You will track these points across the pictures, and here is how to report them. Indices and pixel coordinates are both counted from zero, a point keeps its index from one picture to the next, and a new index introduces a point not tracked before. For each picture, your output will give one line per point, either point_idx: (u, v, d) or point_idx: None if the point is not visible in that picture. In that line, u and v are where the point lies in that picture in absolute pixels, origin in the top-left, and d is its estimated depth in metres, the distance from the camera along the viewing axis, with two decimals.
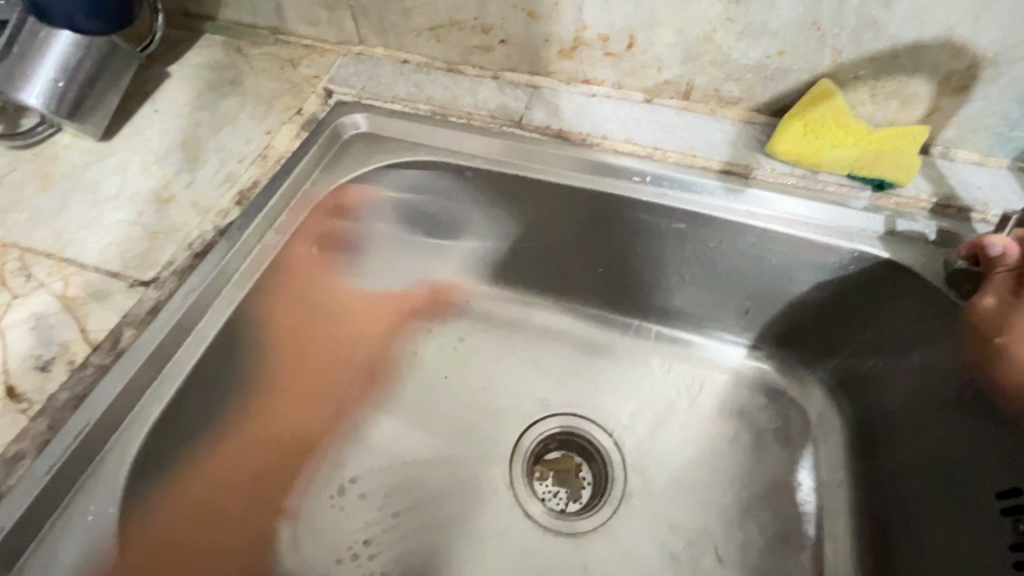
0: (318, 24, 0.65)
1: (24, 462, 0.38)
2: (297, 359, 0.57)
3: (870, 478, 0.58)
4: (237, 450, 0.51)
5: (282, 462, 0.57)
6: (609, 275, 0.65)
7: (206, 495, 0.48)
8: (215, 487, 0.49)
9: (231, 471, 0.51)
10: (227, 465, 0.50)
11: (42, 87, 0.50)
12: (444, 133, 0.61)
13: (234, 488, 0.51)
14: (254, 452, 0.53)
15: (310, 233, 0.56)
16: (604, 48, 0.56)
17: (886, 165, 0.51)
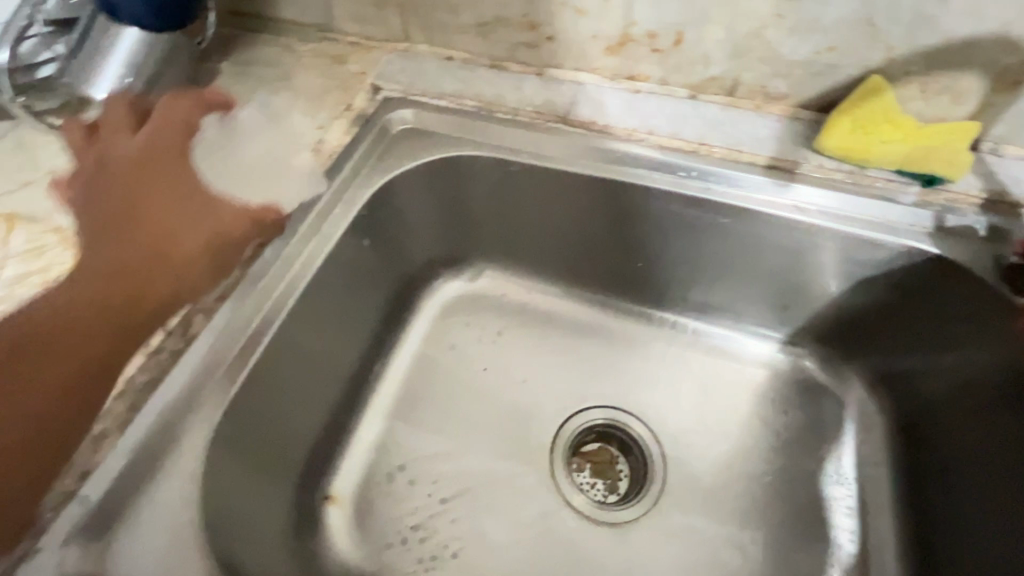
0: (364, 22, 0.66)
1: (108, 440, 0.41)
2: (148, 232, 0.50)
3: (915, 473, 0.58)
4: (33, 351, 0.43)
5: (103, 317, 0.45)
6: (649, 269, 0.66)
7: (52, 327, 0.44)
8: (41, 394, 0.41)
9: (36, 344, 0.43)
10: (77, 303, 0.45)
11: (110, 82, 0.52)
12: (490, 128, 0.62)
13: (72, 332, 0.44)
14: (79, 294, 0.46)
15: (121, 117, 0.53)
16: (651, 45, 0.57)
17: (937, 160, 0.51)
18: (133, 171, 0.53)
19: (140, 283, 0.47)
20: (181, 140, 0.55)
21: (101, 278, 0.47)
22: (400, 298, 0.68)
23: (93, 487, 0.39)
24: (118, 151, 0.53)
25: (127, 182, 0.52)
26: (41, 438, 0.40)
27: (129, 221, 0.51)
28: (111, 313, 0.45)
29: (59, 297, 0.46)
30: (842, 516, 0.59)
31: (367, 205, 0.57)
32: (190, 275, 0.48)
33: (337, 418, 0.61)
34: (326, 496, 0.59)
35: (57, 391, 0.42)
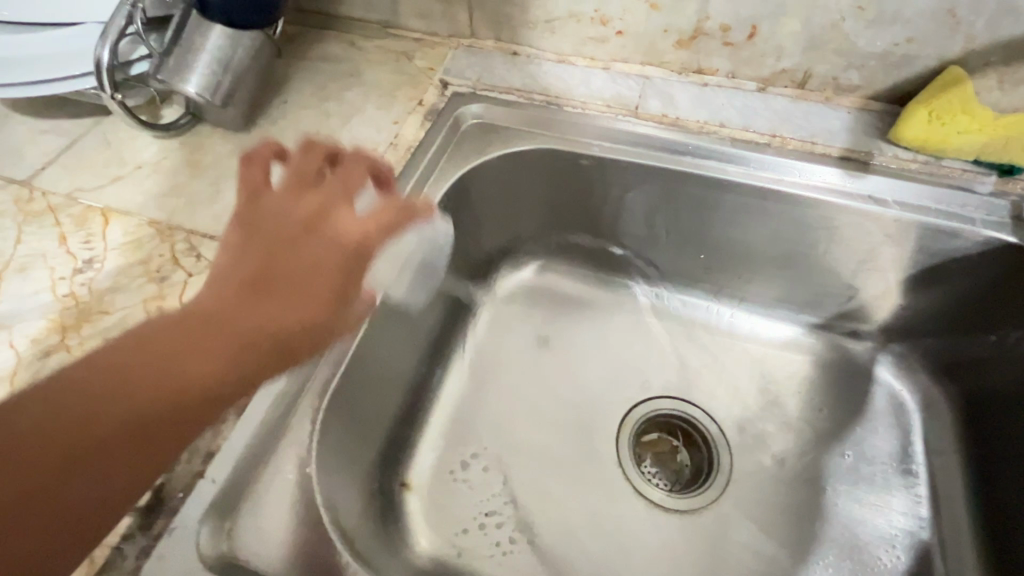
0: (431, 18, 0.67)
1: (227, 424, 0.41)
2: (290, 297, 0.38)
3: (986, 466, 0.58)
4: (197, 354, 0.33)
5: (250, 359, 0.35)
6: (710, 261, 0.67)
7: (240, 346, 0.35)
8: (155, 395, 0.31)
9: (203, 356, 0.33)
10: (226, 348, 0.34)
11: (199, 77, 0.53)
12: (560, 122, 0.63)
13: (238, 371, 0.34)
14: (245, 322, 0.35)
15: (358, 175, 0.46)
16: (724, 38, 0.58)
17: (1015, 150, 0.52)
18: (334, 232, 0.42)
19: (252, 340, 0.35)
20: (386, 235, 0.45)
21: (265, 319, 0.36)
22: (465, 290, 0.69)
23: (218, 468, 0.40)
24: (342, 231, 0.42)
25: (327, 225, 0.42)
26: (75, 462, 0.28)
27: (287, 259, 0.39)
28: (233, 374, 0.34)
29: (246, 320, 0.36)
30: (912, 504, 0.60)
31: (446, 196, 0.59)
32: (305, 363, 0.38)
33: (410, 407, 0.62)
34: (404, 483, 0.60)
35: (164, 411, 0.31)
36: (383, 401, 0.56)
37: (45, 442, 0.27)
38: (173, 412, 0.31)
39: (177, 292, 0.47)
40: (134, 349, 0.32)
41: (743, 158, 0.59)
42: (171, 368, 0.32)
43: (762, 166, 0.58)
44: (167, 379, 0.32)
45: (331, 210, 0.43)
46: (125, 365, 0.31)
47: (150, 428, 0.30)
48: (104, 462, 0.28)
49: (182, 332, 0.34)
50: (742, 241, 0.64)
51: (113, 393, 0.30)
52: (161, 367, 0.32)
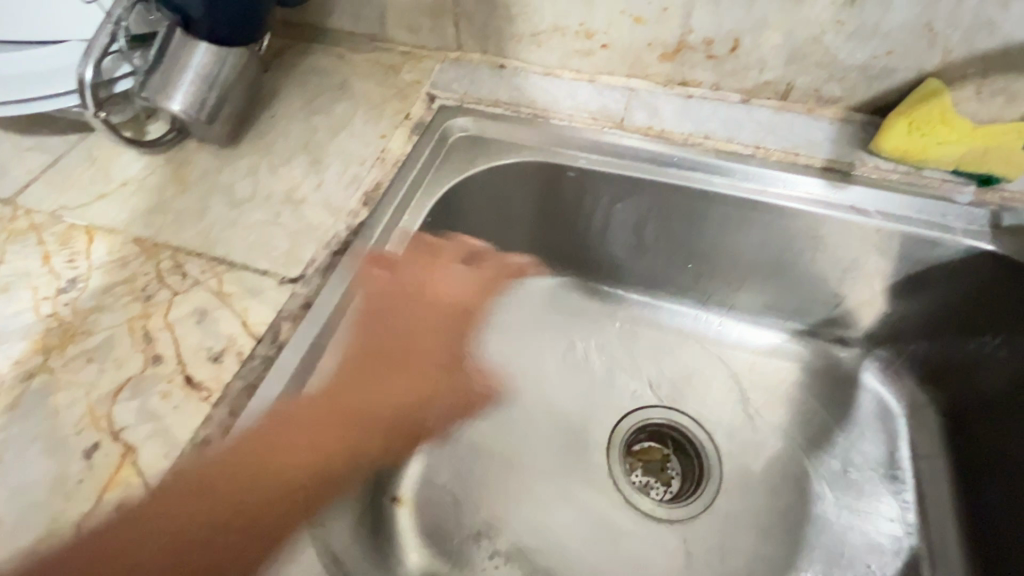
0: (419, 31, 0.67)
1: (211, 445, 0.40)
2: (408, 383, 0.58)
3: (971, 470, 0.59)
4: (268, 443, 0.42)
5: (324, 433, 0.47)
6: (697, 270, 0.67)
7: (299, 482, 0.45)
8: (247, 500, 0.42)
9: (282, 465, 0.44)
10: (294, 448, 0.45)
11: (184, 94, 0.53)
12: (546, 135, 0.63)
13: (296, 490, 0.44)
14: (326, 407, 0.47)
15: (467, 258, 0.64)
16: (707, 51, 0.58)
17: (994, 159, 0.53)
18: (429, 300, 0.60)
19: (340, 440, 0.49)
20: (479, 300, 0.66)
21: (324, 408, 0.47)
22: None
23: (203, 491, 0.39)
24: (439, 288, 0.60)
25: (421, 307, 0.59)
26: (227, 534, 0.41)
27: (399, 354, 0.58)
28: (324, 461, 0.47)
29: (292, 423, 0.44)
30: (899, 509, 0.60)
31: (434, 210, 0.59)
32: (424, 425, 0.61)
33: (401, 421, 0.62)
34: (395, 497, 0.59)
35: (260, 508, 0.42)
36: (374, 417, 0.55)
37: (177, 517, 0.38)
38: (257, 514, 0.42)
39: (163, 311, 0.46)
40: (216, 478, 0.40)
41: (724, 171, 0.59)
42: (258, 471, 0.42)
43: (742, 178, 0.59)
44: (256, 497, 0.42)
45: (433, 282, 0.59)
46: (220, 470, 0.40)
47: (262, 510, 0.42)
48: (258, 528, 0.42)
49: (256, 457, 0.42)
50: (729, 251, 0.64)
51: (206, 501, 0.39)
52: (260, 458, 0.42)
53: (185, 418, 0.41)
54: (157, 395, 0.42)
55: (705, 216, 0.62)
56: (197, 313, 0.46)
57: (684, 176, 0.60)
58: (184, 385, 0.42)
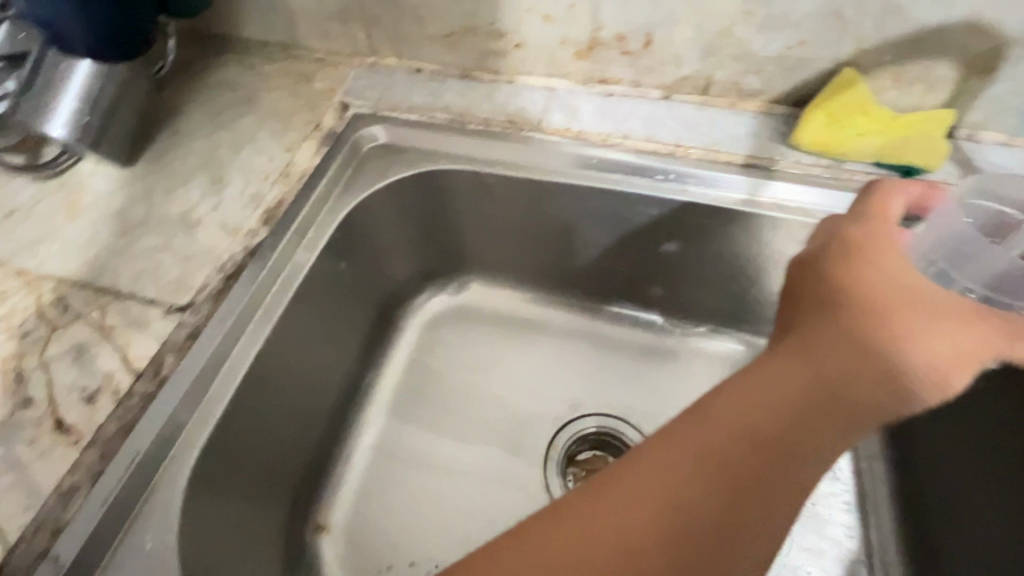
0: (330, 37, 0.64)
1: (79, 494, 0.39)
2: (868, 358, 0.35)
3: (912, 476, 0.56)
4: (667, 459, 0.35)
5: (802, 410, 0.35)
6: (680, 252, 0.61)
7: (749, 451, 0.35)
8: (671, 495, 0.34)
9: (717, 442, 0.35)
10: (764, 413, 0.36)
11: (64, 117, 0.50)
12: (462, 142, 0.60)
13: (754, 456, 0.35)
14: (800, 392, 0.35)
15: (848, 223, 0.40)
16: (621, 47, 0.56)
17: (914, 150, 0.51)
18: (833, 286, 0.38)
19: (829, 379, 0.35)
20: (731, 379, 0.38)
21: (775, 394, 0.36)
22: (382, 317, 0.66)
23: (63, 546, 0.37)
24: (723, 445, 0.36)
25: (817, 283, 0.38)
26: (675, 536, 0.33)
27: (828, 308, 0.37)
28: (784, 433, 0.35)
29: (711, 415, 0.36)
30: (839, 512, 0.58)
31: (342, 226, 0.56)
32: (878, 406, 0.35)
33: (325, 446, 0.60)
34: (318, 525, 0.58)
35: (724, 494, 0.34)
36: (286, 446, 0.53)
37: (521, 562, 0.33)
38: (756, 470, 0.35)
39: (39, 348, 0.44)
40: (585, 491, 0.36)
41: (648, 170, 0.57)
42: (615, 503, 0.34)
43: (665, 177, 0.57)
44: (672, 488, 0.34)
45: (866, 226, 0.40)
46: (577, 508, 0.35)
47: (742, 482, 0.34)
48: (740, 530, 0.34)
49: None
50: (658, 252, 0.62)
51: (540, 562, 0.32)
52: (629, 489, 0.35)
53: (51, 466, 0.39)
54: (23, 442, 0.40)
55: (631, 218, 0.59)
56: (75, 350, 0.44)
57: (606, 177, 0.58)
58: (54, 429, 0.40)
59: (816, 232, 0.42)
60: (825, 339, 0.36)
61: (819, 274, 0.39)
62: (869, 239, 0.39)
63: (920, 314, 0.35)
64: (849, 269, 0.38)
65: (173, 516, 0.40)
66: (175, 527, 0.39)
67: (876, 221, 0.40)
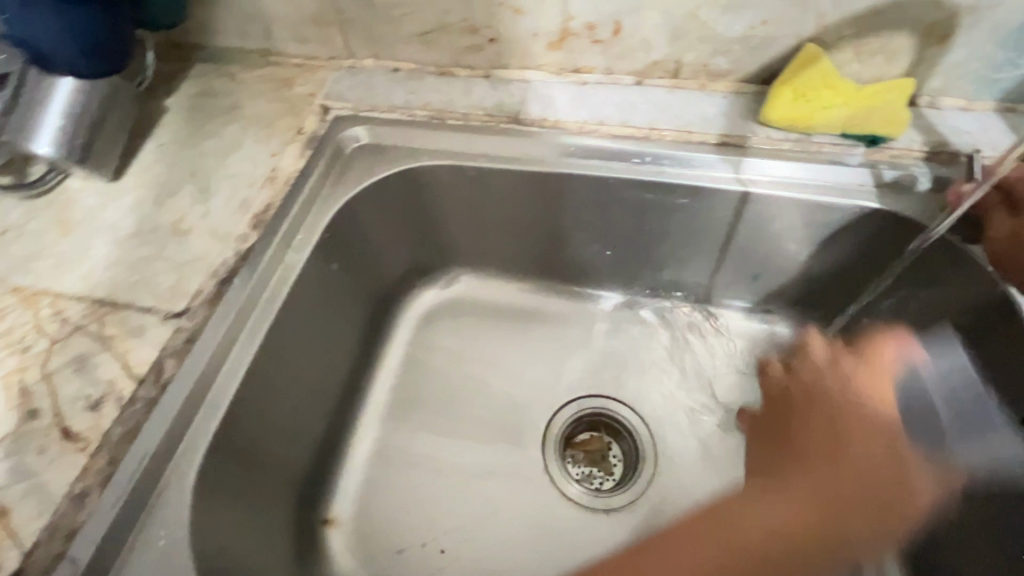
0: (307, 42, 0.65)
1: (91, 498, 0.40)
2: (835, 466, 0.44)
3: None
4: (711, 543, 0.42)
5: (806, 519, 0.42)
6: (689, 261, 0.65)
7: (755, 544, 0.41)
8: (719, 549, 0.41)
9: (754, 541, 0.41)
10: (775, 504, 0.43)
11: (51, 134, 0.51)
12: (444, 137, 0.62)
13: (773, 547, 0.41)
14: (832, 490, 0.43)
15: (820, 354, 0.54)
16: (593, 36, 0.58)
17: (877, 120, 0.53)
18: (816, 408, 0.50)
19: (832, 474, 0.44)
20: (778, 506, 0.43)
21: (810, 499, 0.43)
22: (377, 314, 0.68)
23: (80, 547, 0.39)
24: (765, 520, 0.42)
25: (809, 429, 0.49)
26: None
27: (828, 455, 0.45)
28: (803, 543, 0.41)
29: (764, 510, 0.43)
30: None
31: (330, 227, 0.57)
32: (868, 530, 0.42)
33: (328, 443, 0.61)
34: (326, 519, 0.59)
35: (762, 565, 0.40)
36: (290, 442, 0.54)
37: None
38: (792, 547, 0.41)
39: (40, 363, 0.45)
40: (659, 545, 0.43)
41: (626, 155, 0.59)
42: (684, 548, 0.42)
43: (642, 160, 0.58)
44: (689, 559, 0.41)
45: (830, 372, 0.51)
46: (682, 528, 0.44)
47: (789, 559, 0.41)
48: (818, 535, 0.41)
49: None
50: (639, 233, 0.64)
51: None
52: (667, 548, 0.43)
53: (62, 474, 0.40)
54: (33, 452, 0.41)
55: (613, 201, 0.61)
56: (77, 361, 0.45)
57: (585, 164, 0.59)
58: (61, 437, 0.41)
59: (799, 366, 0.54)
60: (836, 470, 0.44)
61: (814, 402, 0.50)
62: (830, 393, 0.50)
63: (904, 469, 0.44)
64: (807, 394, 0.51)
65: (184, 512, 0.41)
66: (186, 523, 0.41)
67: (870, 367, 0.50)
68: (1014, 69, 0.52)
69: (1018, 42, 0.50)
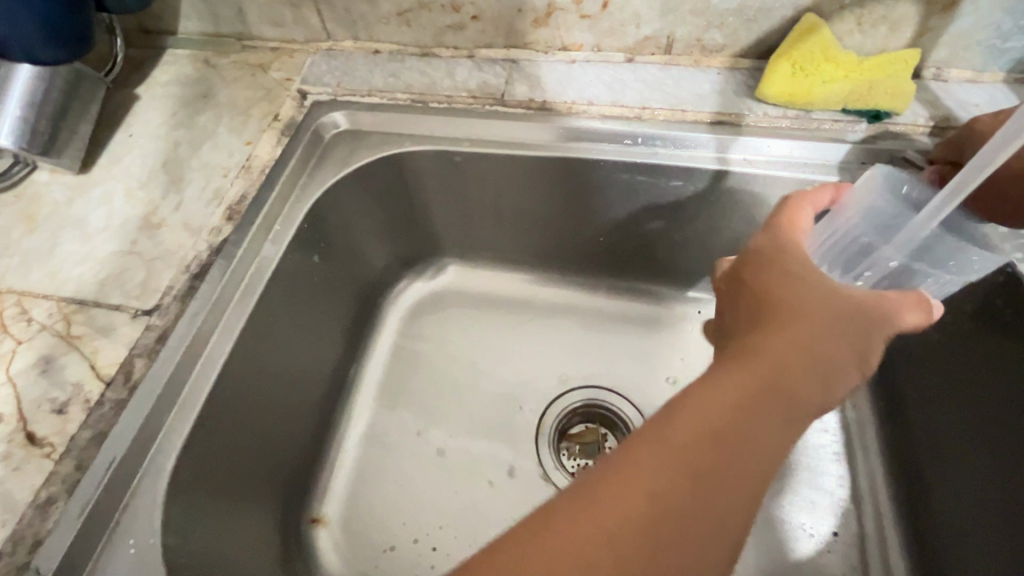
0: (283, 25, 0.62)
1: (57, 505, 0.38)
2: (769, 352, 0.33)
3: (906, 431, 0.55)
4: (648, 457, 0.30)
5: (751, 411, 0.31)
6: (649, 245, 0.64)
7: (703, 434, 0.30)
8: (650, 481, 0.29)
9: (692, 428, 0.30)
10: (711, 404, 0.31)
11: (10, 124, 0.48)
12: (427, 122, 0.59)
13: (718, 438, 0.30)
14: (764, 367, 0.32)
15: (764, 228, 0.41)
16: (579, 11, 0.55)
17: (880, 94, 0.50)
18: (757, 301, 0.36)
19: (772, 365, 0.33)
20: (733, 443, 0.30)
21: (736, 386, 0.32)
22: (364, 306, 0.66)
23: (45, 557, 0.37)
24: (691, 418, 0.31)
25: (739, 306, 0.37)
26: (660, 527, 0.28)
27: (765, 324, 0.35)
28: (745, 414, 0.31)
29: (692, 399, 0.32)
30: (829, 463, 0.58)
31: (309, 217, 0.55)
32: (814, 382, 0.33)
33: (315, 440, 0.59)
34: (314, 518, 0.57)
35: (717, 455, 0.30)
36: (272, 440, 0.52)
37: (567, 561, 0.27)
38: (732, 456, 0.30)
39: (5, 365, 0.43)
40: (572, 489, 0.29)
41: (618, 135, 0.56)
42: (621, 472, 0.29)
43: (632, 141, 0.56)
44: (637, 490, 0.29)
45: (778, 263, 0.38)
46: (607, 462, 0.30)
47: (729, 446, 0.30)
48: (753, 439, 0.31)
49: None
50: (631, 217, 0.61)
51: (590, 542, 0.27)
52: (627, 458, 0.30)
53: (26, 480, 0.39)
54: None
55: (604, 185, 0.58)
56: (42, 363, 0.43)
57: (574, 146, 0.57)
58: (25, 443, 0.40)
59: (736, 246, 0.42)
60: (775, 332, 0.34)
61: (740, 281, 0.38)
62: (763, 264, 0.38)
63: (858, 313, 0.36)
64: (757, 280, 0.37)
65: (156, 518, 0.40)
66: (158, 530, 0.39)
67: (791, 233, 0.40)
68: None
69: None
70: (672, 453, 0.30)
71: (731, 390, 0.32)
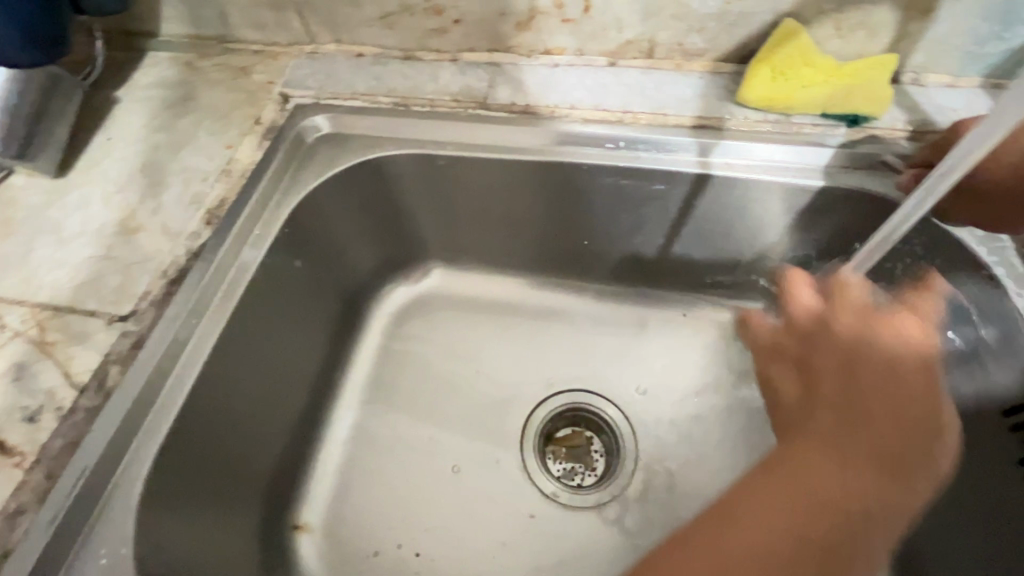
0: (265, 27, 0.62)
1: (27, 515, 0.38)
2: (867, 440, 0.32)
3: None
4: (735, 549, 0.31)
5: (855, 505, 0.31)
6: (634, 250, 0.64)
7: (796, 525, 0.31)
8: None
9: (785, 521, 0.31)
10: (808, 493, 0.31)
11: None
12: (411, 126, 0.59)
13: (814, 531, 0.30)
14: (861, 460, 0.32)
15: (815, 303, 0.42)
16: (562, 15, 0.55)
17: (857, 99, 0.51)
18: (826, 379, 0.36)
19: (872, 455, 0.32)
20: (831, 533, 0.30)
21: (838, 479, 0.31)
22: (348, 310, 0.65)
23: (14, 566, 0.37)
24: (785, 508, 0.31)
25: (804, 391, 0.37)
26: None
27: (840, 414, 0.34)
28: (845, 505, 0.31)
29: (788, 490, 0.32)
30: None
31: (290, 221, 0.54)
32: (917, 467, 0.32)
33: (297, 446, 0.59)
34: (296, 525, 0.57)
35: (817, 547, 0.30)
36: (252, 447, 0.52)
37: None
38: (832, 548, 0.30)
39: None
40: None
41: (601, 139, 0.56)
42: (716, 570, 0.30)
43: (615, 146, 0.56)
44: None
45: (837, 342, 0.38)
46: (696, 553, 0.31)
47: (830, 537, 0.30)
48: (858, 529, 0.30)
49: None
50: (615, 221, 0.61)
51: None
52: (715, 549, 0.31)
53: None
54: None
55: (588, 189, 0.58)
56: (15, 370, 0.42)
57: (557, 150, 0.56)
58: None
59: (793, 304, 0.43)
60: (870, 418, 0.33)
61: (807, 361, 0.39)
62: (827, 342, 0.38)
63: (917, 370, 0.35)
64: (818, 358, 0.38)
65: (128, 527, 0.39)
66: (130, 539, 0.39)
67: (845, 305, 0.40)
68: (1001, 43, 0.50)
69: (1005, 13, 0.47)
70: (765, 552, 0.30)
71: (826, 480, 0.32)
